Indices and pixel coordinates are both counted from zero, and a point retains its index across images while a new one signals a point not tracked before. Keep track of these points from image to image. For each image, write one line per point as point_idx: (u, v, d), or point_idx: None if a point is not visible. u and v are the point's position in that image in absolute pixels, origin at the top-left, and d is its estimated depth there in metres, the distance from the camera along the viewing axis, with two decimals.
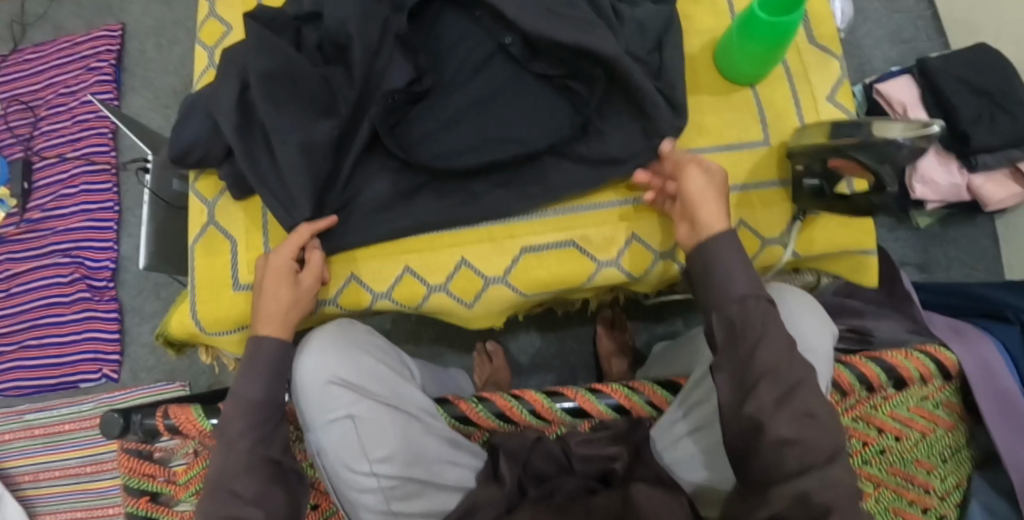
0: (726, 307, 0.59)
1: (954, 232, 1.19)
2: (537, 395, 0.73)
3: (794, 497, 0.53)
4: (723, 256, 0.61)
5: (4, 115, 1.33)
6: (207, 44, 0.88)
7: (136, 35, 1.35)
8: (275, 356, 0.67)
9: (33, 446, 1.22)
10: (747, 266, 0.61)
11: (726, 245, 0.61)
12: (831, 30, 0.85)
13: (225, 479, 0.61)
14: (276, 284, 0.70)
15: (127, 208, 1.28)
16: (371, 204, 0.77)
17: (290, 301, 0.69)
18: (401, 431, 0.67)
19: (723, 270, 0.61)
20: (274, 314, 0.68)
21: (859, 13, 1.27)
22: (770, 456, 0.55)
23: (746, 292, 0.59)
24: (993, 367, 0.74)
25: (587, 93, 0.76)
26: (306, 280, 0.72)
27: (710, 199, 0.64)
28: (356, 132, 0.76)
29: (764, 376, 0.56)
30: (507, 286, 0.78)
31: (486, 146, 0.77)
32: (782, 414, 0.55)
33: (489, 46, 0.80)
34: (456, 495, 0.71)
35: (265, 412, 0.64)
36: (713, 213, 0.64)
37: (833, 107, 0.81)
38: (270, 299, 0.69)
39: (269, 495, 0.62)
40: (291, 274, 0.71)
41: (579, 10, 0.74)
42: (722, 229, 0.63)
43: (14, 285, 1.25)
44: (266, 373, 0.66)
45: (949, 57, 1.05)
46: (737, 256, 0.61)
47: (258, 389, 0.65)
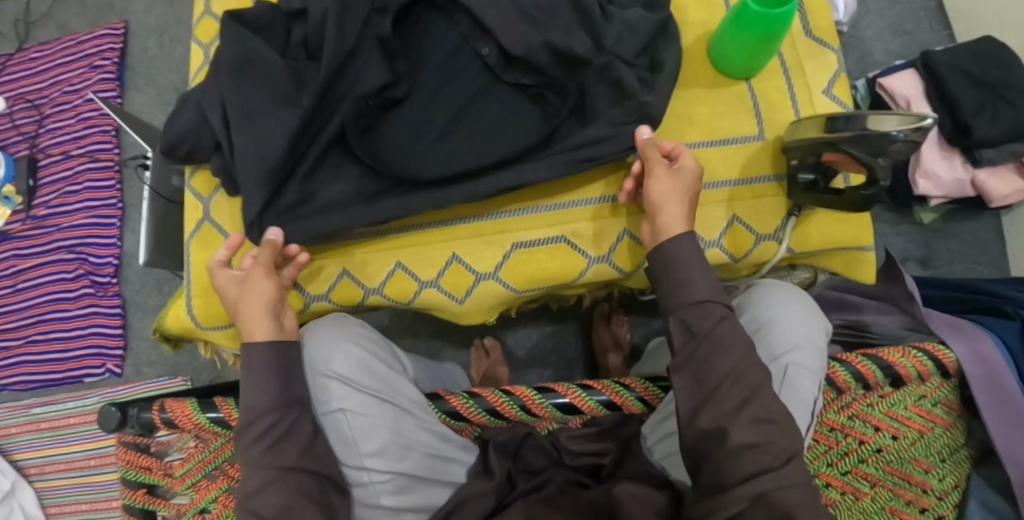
0: (682, 311, 0.63)
1: (957, 226, 1.18)
2: (527, 390, 0.72)
3: (753, 499, 0.55)
4: (680, 260, 0.65)
5: (10, 114, 1.34)
6: (202, 41, 0.88)
7: (139, 34, 1.36)
8: (268, 361, 0.65)
9: (39, 440, 1.24)
10: (706, 273, 0.64)
11: (684, 246, 0.65)
12: (829, 22, 0.84)
13: (248, 500, 0.61)
14: (237, 290, 0.70)
15: (130, 205, 1.30)
16: (330, 204, 0.77)
17: (252, 300, 0.69)
18: (392, 425, 0.67)
19: (686, 271, 0.64)
20: (253, 322, 0.67)
21: (862, 5, 1.26)
22: (728, 460, 0.56)
23: (706, 297, 0.62)
24: (990, 363, 0.72)
25: (559, 103, 0.78)
26: (251, 274, 0.70)
27: (672, 201, 0.68)
28: (320, 127, 0.76)
29: (723, 380, 0.59)
30: (498, 281, 0.78)
31: (458, 153, 0.77)
32: (742, 419, 0.57)
33: (465, 57, 0.81)
34: (448, 489, 0.71)
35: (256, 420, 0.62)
36: (673, 216, 0.67)
37: (829, 101, 0.81)
38: (250, 298, 0.69)
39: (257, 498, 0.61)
40: (239, 280, 0.71)
41: (560, 19, 0.78)
42: (682, 231, 0.66)
43: (19, 281, 1.27)
44: (274, 375, 0.65)
45: (951, 49, 1.04)
46: (693, 257, 0.65)
47: (265, 397, 0.63)
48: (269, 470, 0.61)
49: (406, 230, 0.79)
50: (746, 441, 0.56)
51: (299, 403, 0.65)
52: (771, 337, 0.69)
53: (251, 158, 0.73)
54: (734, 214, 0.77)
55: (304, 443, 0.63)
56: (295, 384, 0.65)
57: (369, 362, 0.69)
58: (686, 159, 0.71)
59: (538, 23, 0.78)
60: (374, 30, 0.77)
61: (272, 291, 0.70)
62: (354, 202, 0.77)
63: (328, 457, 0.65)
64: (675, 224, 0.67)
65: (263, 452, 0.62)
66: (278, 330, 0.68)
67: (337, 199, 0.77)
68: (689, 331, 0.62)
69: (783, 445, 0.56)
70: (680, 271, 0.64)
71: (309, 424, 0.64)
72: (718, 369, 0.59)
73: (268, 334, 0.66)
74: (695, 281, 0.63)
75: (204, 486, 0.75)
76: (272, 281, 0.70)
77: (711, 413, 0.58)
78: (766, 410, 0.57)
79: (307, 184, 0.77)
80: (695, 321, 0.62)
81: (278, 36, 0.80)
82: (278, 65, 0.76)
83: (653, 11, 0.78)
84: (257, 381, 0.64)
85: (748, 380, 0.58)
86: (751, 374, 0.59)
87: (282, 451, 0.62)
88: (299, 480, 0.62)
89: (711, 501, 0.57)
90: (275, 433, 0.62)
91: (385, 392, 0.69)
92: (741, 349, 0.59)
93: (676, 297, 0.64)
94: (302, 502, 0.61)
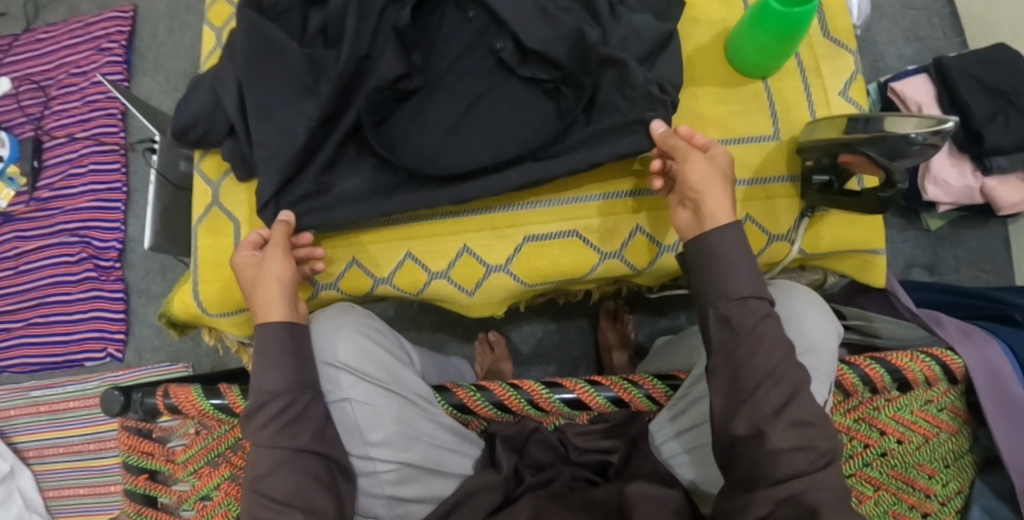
0: (725, 305, 0.61)
1: (965, 233, 1.18)
2: (535, 385, 0.71)
3: (780, 496, 0.56)
4: (727, 251, 0.62)
5: (16, 94, 1.33)
6: (215, 25, 0.87)
7: (148, 18, 1.36)
8: (284, 338, 0.65)
9: (38, 423, 1.23)
10: (753, 270, 0.62)
11: (731, 237, 0.63)
12: (846, 23, 0.84)
13: (257, 482, 0.61)
14: (249, 271, 0.70)
15: (135, 189, 1.29)
16: (344, 195, 0.76)
17: (273, 281, 0.68)
18: (397, 416, 0.67)
19: (732, 263, 0.62)
20: (267, 304, 0.67)
21: (875, 9, 1.25)
22: (762, 461, 0.56)
23: (749, 293, 0.61)
24: (997, 369, 0.72)
25: (574, 99, 0.76)
26: (268, 255, 0.69)
27: (716, 189, 0.65)
28: (342, 116, 0.76)
29: (762, 382, 0.58)
30: (508, 275, 0.78)
31: (472, 145, 0.77)
32: (771, 424, 0.57)
33: (481, 49, 0.81)
34: (455, 481, 0.71)
35: (270, 405, 0.62)
36: (718, 204, 0.65)
37: (845, 103, 0.80)
38: (263, 277, 0.68)
39: (274, 478, 0.60)
40: (254, 262, 0.70)
41: (572, 13, 0.78)
42: (728, 221, 0.64)
43: (22, 263, 1.26)
44: (280, 360, 0.64)
45: (964, 56, 1.04)
46: (741, 250, 0.62)
47: (281, 377, 0.63)
48: (277, 449, 0.61)
49: (418, 219, 0.79)
50: (780, 433, 0.56)
51: (310, 388, 0.64)
52: (799, 331, 0.69)
53: (269, 146, 0.73)
54: (746, 213, 0.77)
55: (316, 426, 0.63)
56: (303, 367, 0.64)
57: (376, 352, 0.69)
58: (716, 148, 0.69)
59: (556, 18, 0.78)
60: (391, 20, 0.77)
61: (291, 273, 0.69)
62: (370, 190, 0.76)
63: (338, 442, 0.65)
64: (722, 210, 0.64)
65: (277, 434, 0.61)
66: (292, 313, 0.67)
67: (352, 189, 0.77)
68: (727, 322, 0.61)
69: (805, 439, 0.56)
70: (721, 267, 0.62)
71: (317, 405, 0.64)
72: (742, 366, 0.59)
73: (279, 314, 0.66)
74: (739, 274, 0.61)
75: (206, 473, 0.74)
76: (287, 262, 0.70)
77: (749, 412, 0.57)
78: (806, 413, 0.57)
79: (323, 175, 0.76)
80: (729, 317, 0.61)
81: (294, 23, 0.79)
82: (294, 50, 0.75)
83: (663, 21, 0.77)
84: (273, 358, 0.64)
85: (785, 384, 0.58)
86: (780, 380, 0.58)
87: (294, 433, 0.62)
88: (308, 464, 0.62)
89: (737, 501, 0.58)
90: (293, 410, 0.62)
91: (390, 382, 0.68)
92: (778, 352, 0.59)
93: (701, 285, 0.63)
94: (315, 489, 0.61)
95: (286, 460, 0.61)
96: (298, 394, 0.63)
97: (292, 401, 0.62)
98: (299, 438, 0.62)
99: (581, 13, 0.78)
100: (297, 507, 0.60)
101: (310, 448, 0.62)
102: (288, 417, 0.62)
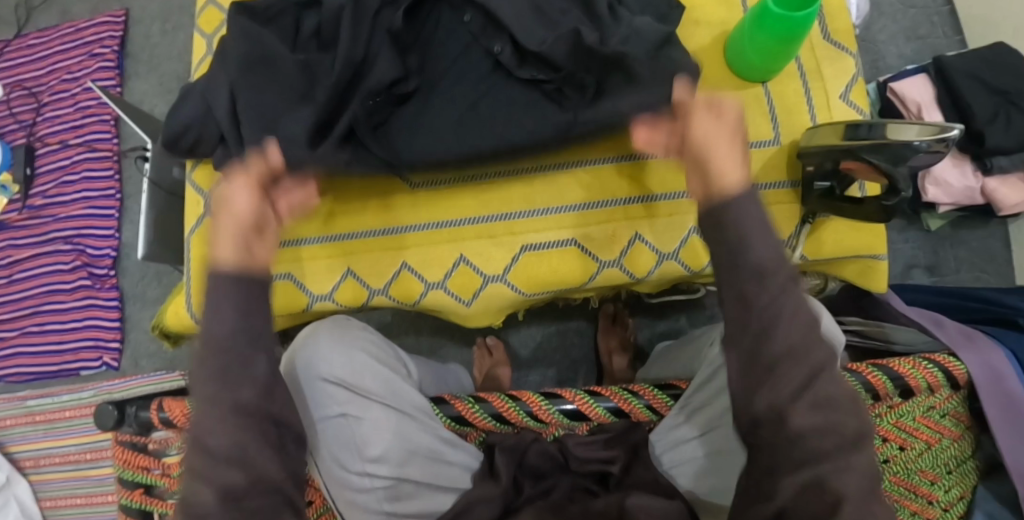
0: (738, 278, 0.51)
1: (965, 233, 1.17)
2: (535, 396, 0.75)
3: None
4: (741, 214, 0.51)
5: (7, 101, 1.32)
6: (206, 31, 0.86)
7: (140, 22, 1.34)
8: (236, 285, 0.53)
9: (34, 433, 1.22)
10: (769, 230, 0.51)
11: (746, 200, 0.52)
12: (847, 24, 0.83)
13: (201, 433, 0.51)
14: (218, 204, 0.57)
15: (129, 196, 1.28)
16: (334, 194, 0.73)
17: (228, 221, 0.56)
18: (394, 430, 0.66)
19: (745, 226, 0.51)
20: (226, 243, 0.54)
21: (875, 8, 1.24)
22: (782, 445, 0.51)
23: (768, 263, 0.50)
24: (998, 377, 0.71)
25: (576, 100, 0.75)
26: (237, 187, 0.57)
27: (727, 143, 0.55)
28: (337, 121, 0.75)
29: (783, 357, 0.50)
30: (506, 284, 0.78)
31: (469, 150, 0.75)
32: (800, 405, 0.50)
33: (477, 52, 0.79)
34: (455, 494, 0.70)
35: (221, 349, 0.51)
36: (731, 161, 0.54)
37: (846, 106, 0.80)
38: (226, 213, 0.56)
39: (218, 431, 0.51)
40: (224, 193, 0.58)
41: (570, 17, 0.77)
42: (745, 180, 0.53)
43: (16, 271, 1.25)
44: (232, 307, 0.52)
45: (965, 55, 1.03)
46: (756, 216, 0.52)
47: (224, 326, 0.52)
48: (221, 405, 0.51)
49: (416, 229, 0.79)
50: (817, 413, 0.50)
51: (262, 344, 0.53)
52: None
53: None
54: None
55: (263, 383, 0.52)
56: (254, 314, 0.53)
57: (374, 366, 0.68)
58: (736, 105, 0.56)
59: (551, 21, 0.77)
60: (386, 24, 0.75)
61: (252, 213, 0.57)
62: None
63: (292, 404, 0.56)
64: (732, 172, 0.53)
65: (214, 386, 0.51)
66: (248, 257, 0.55)
67: None
68: (744, 300, 0.50)
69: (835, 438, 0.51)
70: (740, 230, 0.51)
71: (261, 360, 0.53)
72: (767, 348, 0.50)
73: (231, 260, 0.54)
74: (755, 243, 0.51)
75: None
76: (255, 200, 0.57)
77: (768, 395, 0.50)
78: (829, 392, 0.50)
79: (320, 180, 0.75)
80: (751, 289, 0.50)
81: (287, 26, 0.78)
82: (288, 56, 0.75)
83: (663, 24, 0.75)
84: (219, 301, 0.52)
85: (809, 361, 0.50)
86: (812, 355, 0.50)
87: (237, 386, 0.51)
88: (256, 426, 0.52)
89: None
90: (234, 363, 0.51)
91: (388, 396, 0.68)
92: (800, 327, 0.50)
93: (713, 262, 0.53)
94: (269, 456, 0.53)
95: (222, 417, 0.51)
96: (241, 345, 0.52)
97: (232, 353, 0.52)
98: (238, 396, 0.51)
99: (578, 14, 0.77)
100: (235, 471, 0.51)
101: (246, 413, 0.52)
102: (227, 363, 0.51)
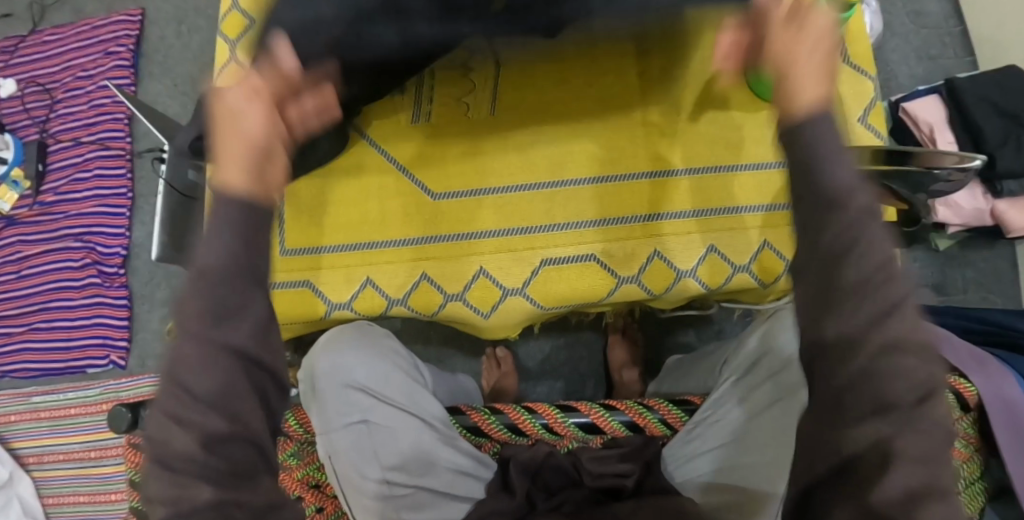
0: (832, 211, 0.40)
1: (973, 254, 1.18)
2: (550, 409, 0.77)
3: None
4: (812, 138, 0.41)
5: (22, 96, 1.32)
6: (229, 37, 0.87)
7: (156, 21, 1.34)
8: (241, 211, 0.42)
9: (38, 429, 1.23)
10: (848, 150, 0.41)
11: (823, 122, 0.41)
12: (865, 47, 0.83)
13: (178, 371, 0.41)
14: (227, 122, 0.46)
15: (141, 195, 1.28)
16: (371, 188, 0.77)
17: (240, 142, 0.45)
18: (416, 440, 0.67)
19: (819, 151, 0.41)
20: (228, 160, 0.44)
21: (887, 28, 1.25)
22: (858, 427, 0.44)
23: (846, 186, 0.40)
24: (1009, 404, 0.71)
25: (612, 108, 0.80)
26: (250, 104, 0.47)
27: (808, 63, 0.44)
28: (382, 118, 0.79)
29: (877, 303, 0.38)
30: (525, 298, 0.80)
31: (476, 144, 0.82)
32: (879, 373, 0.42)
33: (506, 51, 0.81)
34: (468, 505, 0.71)
35: (223, 286, 0.41)
36: (807, 78, 0.43)
37: (864, 130, 0.81)
38: (231, 136, 0.46)
39: (229, 392, 0.41)
40: (234, 104, 0.47)
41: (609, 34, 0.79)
42: (822, 101, 0.42)
43: (25, 267, 1.25)
44: (227, 229, 0.42)
45: (977, 78, 1.04)
46: (836, 136, 0.41)
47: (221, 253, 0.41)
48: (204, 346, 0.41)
49: (436, 241, 0.81)
50: (875, 375, 0.38)
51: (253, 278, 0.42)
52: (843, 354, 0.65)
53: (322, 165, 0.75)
54: (764, 239, 0.78)
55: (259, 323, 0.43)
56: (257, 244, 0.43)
57: (397, 377, 0.70)
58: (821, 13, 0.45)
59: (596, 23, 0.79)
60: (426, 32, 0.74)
61: (267, 137, 0.46)
62: None
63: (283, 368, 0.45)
64: (809, 91, 0.43)
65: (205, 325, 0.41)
66: (254, 179, 0.44)
67: None
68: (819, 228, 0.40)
69: None
70: (803, 157, 0.41)
71: (262, 299, 0.43)
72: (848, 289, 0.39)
73: (241, 182, 0.43)
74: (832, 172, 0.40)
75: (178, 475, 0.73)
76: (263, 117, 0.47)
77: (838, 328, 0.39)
78: None
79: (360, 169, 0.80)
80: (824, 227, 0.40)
81: None
82: None
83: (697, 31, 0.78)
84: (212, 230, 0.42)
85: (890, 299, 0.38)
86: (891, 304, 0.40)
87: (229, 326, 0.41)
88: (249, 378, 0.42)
89: None
90: (229, 302, 0.41)
91: (410, 405, 0.69)
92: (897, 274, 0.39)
93: (818, 181, 0.40)
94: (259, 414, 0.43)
95: (206, 356, 0.41)
96: (235, 283, 0.41)
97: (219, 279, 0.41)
98: (230, 332, 0.41)
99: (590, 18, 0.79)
100: (220, 418, 0.41)
101: (231, 345, 0.41)
102: (219, 305, 0.41)
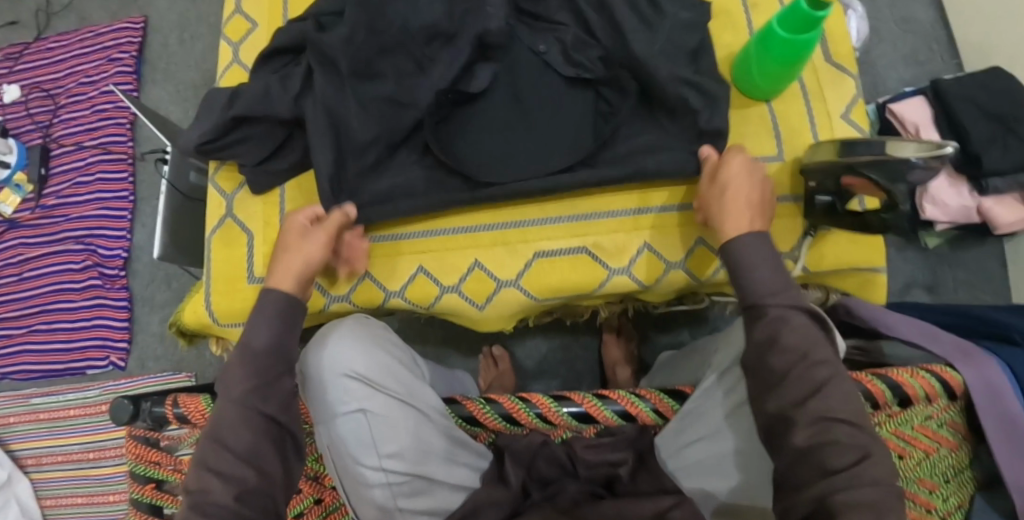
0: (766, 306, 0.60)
1: (963, 253, 1.20)
2: (544, 398, 0.73)
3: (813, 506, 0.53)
4: (745, 260, 0.63)
5: (26, 102, 1.34)
6: (231, 40, 0.90)
7: (159, 29, 1.37)
8: (283, 304, 0.64)
9: (37, 430, 1.24)
10: (774, 270, 0.62)
11: (751, 246, 0.63)
12: (849, 48, 0.86)
13: (217, 429, 0.58)
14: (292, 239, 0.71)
15: (142, 199, 1.30)
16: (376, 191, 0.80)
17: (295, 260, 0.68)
18: (413, 429, 0.68)
19: (752, 271, 0.62)
20: (280, 273, 0.67)
21: (875, 33, 1.28)
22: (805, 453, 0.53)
23: (760, 300, 0.61)
24: (996, 395, 0.71)
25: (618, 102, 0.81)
26: (313, 232, 0.72)
27: (737, 213, 0.66)
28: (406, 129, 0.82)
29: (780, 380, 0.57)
30: (518, 289, 0.81)
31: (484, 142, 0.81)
32: (805, 417, 0.55)
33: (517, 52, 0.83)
34: (464, 493, 0.73)
35: (266, 361, 0.60)
36: (738, 220, 0.66)
37: (847, 125, 0.83)
38: (289, 253, 0.69)
39: (258, 450, 0.58)
40: (302, 229, 0.72)
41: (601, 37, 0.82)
42: (747, 231, 0.64)
43: (26, 269, 1.27)
44: (270, 322, 0.63)
45: (961, 80, 1.06)
46: (762, 256, 0.62)
47: (267, 337, 0.62)
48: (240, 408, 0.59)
49: (432, 235, 0.83)
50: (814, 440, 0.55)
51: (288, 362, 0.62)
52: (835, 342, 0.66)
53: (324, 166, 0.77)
54: None
55: (285, 397, 0.60)
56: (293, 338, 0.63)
57: (395, 367, 0.71)
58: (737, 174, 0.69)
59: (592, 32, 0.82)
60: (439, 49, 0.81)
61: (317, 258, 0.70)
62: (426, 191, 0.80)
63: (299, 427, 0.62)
64: (738, 226, 0.65)
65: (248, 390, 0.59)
66: (298, 290, 0.67)
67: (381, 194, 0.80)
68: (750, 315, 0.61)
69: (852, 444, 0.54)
70: (735, 273, 0.63)
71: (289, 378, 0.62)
72: (773, 371, 0.58)
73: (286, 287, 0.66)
74: (755, 281, 0.62)
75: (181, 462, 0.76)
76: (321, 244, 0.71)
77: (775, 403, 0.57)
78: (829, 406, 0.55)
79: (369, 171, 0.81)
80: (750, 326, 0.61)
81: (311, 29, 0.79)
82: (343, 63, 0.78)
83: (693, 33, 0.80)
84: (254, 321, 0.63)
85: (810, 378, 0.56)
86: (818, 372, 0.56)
87: (265, 396, 0.59)
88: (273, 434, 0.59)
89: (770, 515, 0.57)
90: (267, 376, 0.60)
91: (407, 395, 0.70)
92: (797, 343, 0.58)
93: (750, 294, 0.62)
94: (277, 463, 0.59)
95: (241, 417, 0.58)
96: (273, 363, 0.61)
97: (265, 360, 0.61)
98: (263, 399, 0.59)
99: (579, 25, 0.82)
100: (246, 469, 0.57)
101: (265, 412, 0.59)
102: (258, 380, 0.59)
